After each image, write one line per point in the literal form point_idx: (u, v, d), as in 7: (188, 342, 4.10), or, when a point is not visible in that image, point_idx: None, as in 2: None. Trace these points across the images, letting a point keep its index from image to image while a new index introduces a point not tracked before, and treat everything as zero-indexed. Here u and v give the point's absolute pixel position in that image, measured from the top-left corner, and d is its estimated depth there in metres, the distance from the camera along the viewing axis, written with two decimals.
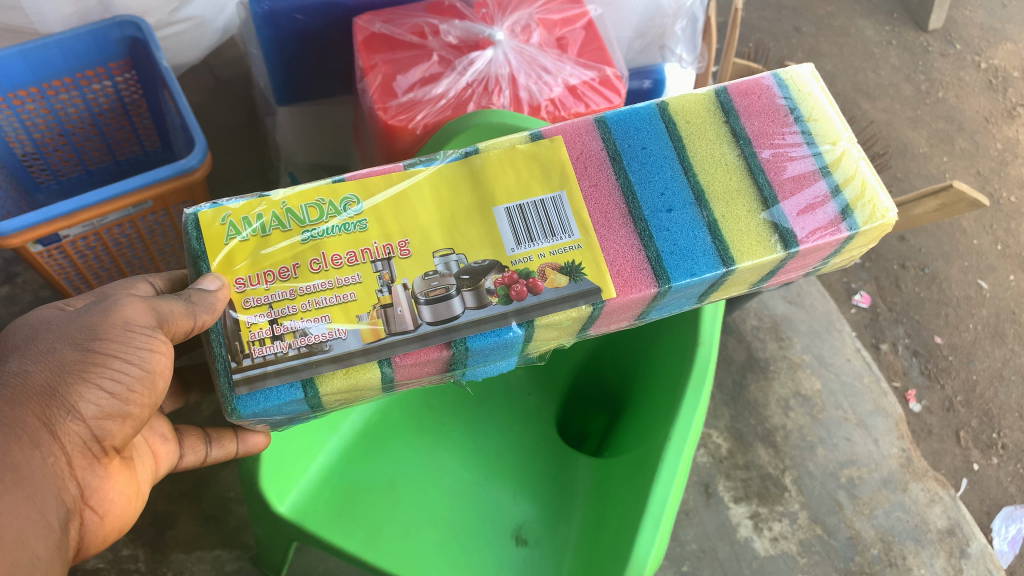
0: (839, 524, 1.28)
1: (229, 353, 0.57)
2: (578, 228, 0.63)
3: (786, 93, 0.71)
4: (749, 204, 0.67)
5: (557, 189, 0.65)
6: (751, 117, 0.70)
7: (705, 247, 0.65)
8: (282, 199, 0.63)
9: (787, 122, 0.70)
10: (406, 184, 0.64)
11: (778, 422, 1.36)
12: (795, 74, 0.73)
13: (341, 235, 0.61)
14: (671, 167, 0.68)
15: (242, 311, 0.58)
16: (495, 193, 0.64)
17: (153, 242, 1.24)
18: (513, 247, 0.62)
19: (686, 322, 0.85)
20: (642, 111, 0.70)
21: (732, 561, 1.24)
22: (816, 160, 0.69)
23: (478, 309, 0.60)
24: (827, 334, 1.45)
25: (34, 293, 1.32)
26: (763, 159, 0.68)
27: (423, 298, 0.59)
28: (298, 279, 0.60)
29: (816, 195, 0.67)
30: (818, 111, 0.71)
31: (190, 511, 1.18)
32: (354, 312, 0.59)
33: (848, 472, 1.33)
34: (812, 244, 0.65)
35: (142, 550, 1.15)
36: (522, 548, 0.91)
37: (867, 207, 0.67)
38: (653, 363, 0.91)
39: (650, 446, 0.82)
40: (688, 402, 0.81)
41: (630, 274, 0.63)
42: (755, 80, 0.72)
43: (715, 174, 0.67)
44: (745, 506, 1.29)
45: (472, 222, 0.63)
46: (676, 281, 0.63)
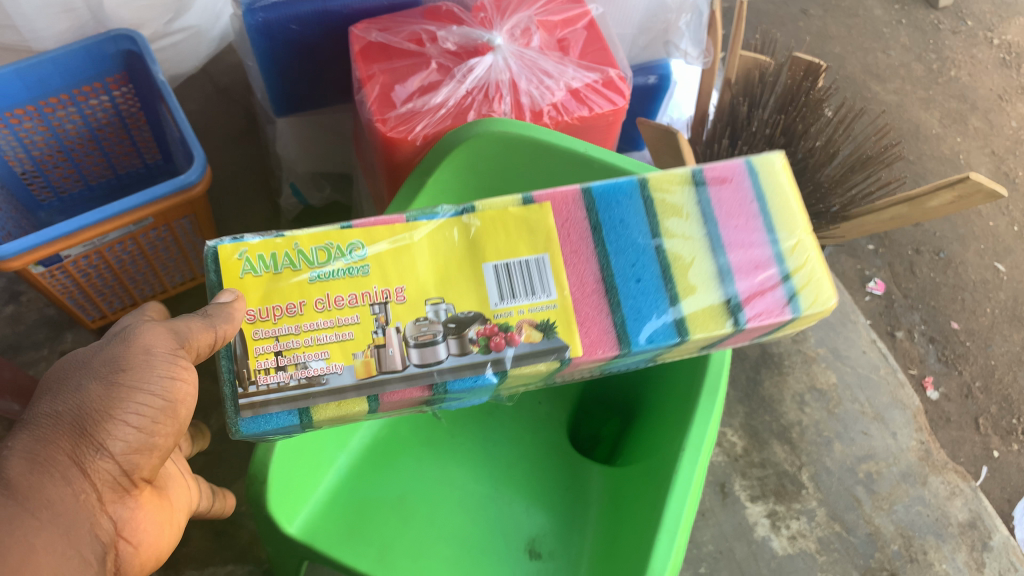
0: (858, 521, 1.26)
1: (234, 378, 0.56)
2: (555, 287, 0.61)
3: (756, 180, 0.67)
4: (711, 297, 0.63)
5: (540, 251, 0.62)
6: (722, 201, 0.66)
7: (668, 324, 0.62)
8: (293, 235, 0.60)
9: (754, 211, 0.66)
10: (416, 232, 0.62)
11: (794, 418, 1.34)
12: (769, 162, 0.68)
13: (342, 275, 0.59)
14: (642, 237, 0.64)
15: (250, 343, 0.57)
16: (484, 245, 0.62)
17: (156, 257, 1.23)
18: (495, 300, 0.60)
19: None
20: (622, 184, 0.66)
21: (749, 561, 1.23)
22: (772, 250, 0.65)
23: (461, 358, 0.59)
24: (842, 327, 1.43)
25: (39, 311, 1.32)
26: (727, 239, 0.65)
27: (410, 342, 0.58)
28: (302, 315, 0.58)
29: (765, 281, 0.64)
30: (781, 198, 0.67)
31: (202, 527, 1.18)
32: (351, 354, 0.57)
33: (866, 466, 1.31)
34: (755, 324, 0.63)
35: (157, 567, 1.15)
36: (536, 562, 0.91)
37: (813, 297, 0.65)
38: (666, 372, 0.89)
39: (662, 460, 0.81)
40: (701, 414, 0.79)
41: (596, 333, 0.61)
42: (732, 165, 0.68)
43: (684, 256, 0.64)
44: (761, 505, 1.27)
45: (456, 276, 0.61)
46: (636, 343, 0.61)
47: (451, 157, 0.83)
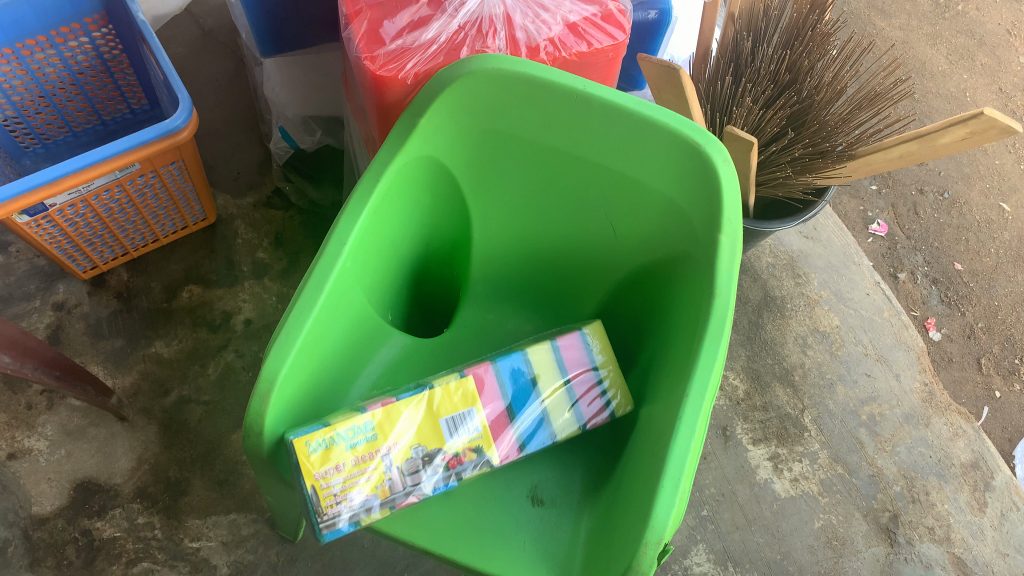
0: (860, 462, 1.26)
1: (312, 512, 0.76)
2: (479, 424, 0.83)
3: (587, 346, 0.89)
4: (568, 415, 0.87)
5: (469, 406, 0.83)
6: (575, 374, 0.88)
7: (540, 417, 0.85)
8: (333, 426, 0.77)
9: (583, 371, 0.88)
10: (406, 417, 0.80)
11: (797, 360, 1.33)
12: (593, 333, 0.90)
13: (362, 443, 0.78)
14: (526, 407, 0.85)
15: (319, 493, 0.76)
16: (436, 407, 0.82)
17: (146, 205, 1.20)
18: (447, 437, 0.81)
19: (704, 271, 0.79)
20: (509, 366, 0.85)
21: (752, 503, 1.22)
22: (601, 391, 0.88)
23: (445, 473, 0.81)
24: (845, 269, 1.42)
25: (29, 262, 1.29)
26: (580, 390, 0.87)
27: (411, 470, 0.80)
28: (345, 467, 0.77)
29: (589, 398, 0.87)
30: (608, 358, 0.89)
31: (203, 477, 1.17)
32: (378, 485, 0.78)
33: (869, 408, 1.30)
34: (589, 414, 0.87)
35: (158, 517, 1.14)
36: (539, 508, 0.89)
37: (620, 397, 0.88)
38: (671, 315, 0.85)
39: (666, 406, 0.79)
40: (705, 359, 0.76)
41: (502, 437, 0.83)
42: (572, 343, 0.89)
43: (547, 399, 0.86)
44: (764, 447, 1.26)
45: (424, 431, 0.81)
46: (528, 443, 0.85)
47: (438, 101, 0.78)
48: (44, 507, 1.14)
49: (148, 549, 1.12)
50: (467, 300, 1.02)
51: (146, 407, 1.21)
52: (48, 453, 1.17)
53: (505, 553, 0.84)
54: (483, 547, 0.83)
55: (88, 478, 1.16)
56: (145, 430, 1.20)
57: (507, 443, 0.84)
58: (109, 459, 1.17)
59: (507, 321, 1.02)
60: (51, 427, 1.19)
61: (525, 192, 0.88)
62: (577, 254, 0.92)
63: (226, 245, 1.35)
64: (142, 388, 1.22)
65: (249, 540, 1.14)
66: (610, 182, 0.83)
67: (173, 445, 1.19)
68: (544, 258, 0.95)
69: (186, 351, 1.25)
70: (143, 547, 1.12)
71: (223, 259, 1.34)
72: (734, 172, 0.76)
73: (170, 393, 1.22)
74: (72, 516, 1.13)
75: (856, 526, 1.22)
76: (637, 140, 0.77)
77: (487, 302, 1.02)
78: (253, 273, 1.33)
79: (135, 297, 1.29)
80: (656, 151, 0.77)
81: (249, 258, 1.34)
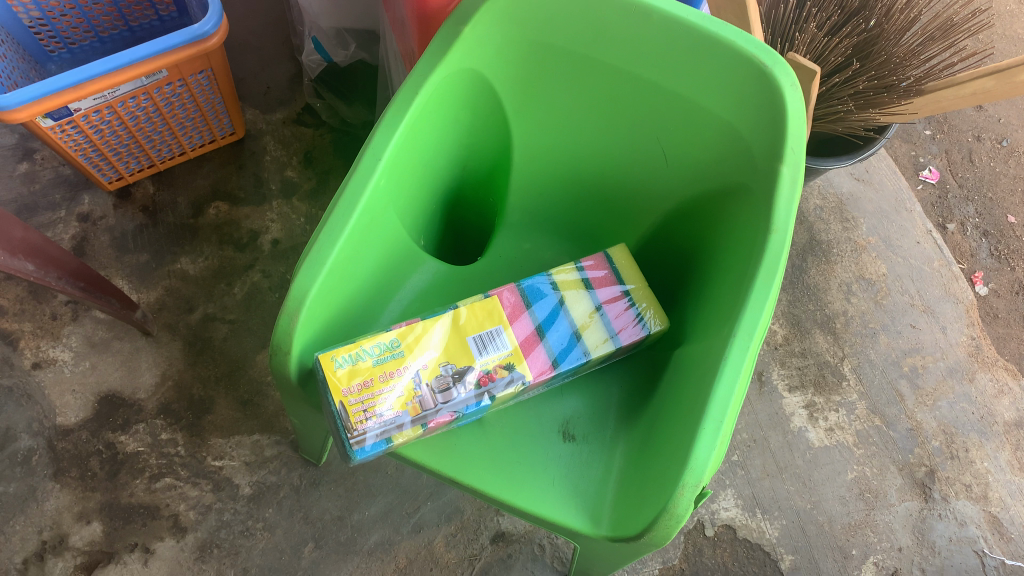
0: (899, 416, 1.22)
1: (342, 427, 0.75)
2: (509, 341, 0.81)
3: (618, 270, 0.86)
4: (600, 332, 0.83)
5: (497, 325, 0.81)
6: (607, 300, 0.85)
7: (571, 337, 0.82)
8: (359, 343, 0.77)
9: (615, 296, 0.85)
10: (432, 334, 0.80)
11: (839, 308, 1.28)
12: (623, 257, 0.87)
13: (390, 359, 0.78)
14: (556, 330, 0.82)
15: (347, 406, 0.75)
16: (463, 325, 0.81)
17: (173, 115, 1.16)
18: (477, 355, 0.79)
19: (761, 203, 0.74)
20: (535, 290, 0.84)
21: (784, 451, 1.20)
22: (633, 307, 0.84)
23: (477, 390, 0.78)
24: (896, 215, 1.35)
25: (54, 170, 1.26)
26: (612, 313, 0.84)
27: (441, 387, 0.78)
28: (373, 382, 0.76)
29: (624, 319, 0.84)
30: (640, 281, 0.86)
31: (227, 396, 1.16)
32: (408, 401, 0.77)
33: (912, 360, 1.25)
34: (625, 334, 0.83)
35: (182, 434, 1.13)
36: (570, 444, 0.86)
37: (655, 311, 0.84)
38: (720, 251, 0.80)
39: (712, 344, 0.75)
40: (756, 298, 0.71)
41: (534, 360, 0.80)
42: (603, 271, 0.86)
43: (578, 319, 0.83)
44: (800, 395, 1.23)
45: (452, 347, 0.79)
46: (562, 363, 0.81)
47: (484, 8, 0.73)
48: (68, 419, 1.13)
49: (171, 465, 1.12)
50: (503, 227, 0.98)
51: (171, 323, 1.19)
52: (72, 365, 1.16)
53: (534, 487, 0.81)
54: (513, 479, 0.81)
55: (112, 392, 1.15)
56: (170, 347, 1.18)
57: (539, 360, 0.81)
58: (134, 373, 1.16)
59: (543, 252, 0.98)
60: (76, 338, 1.18)
61: (572, 112, 0.82)
62: (622, 182, 0.87)
63: (254, 162, 1.31)
64: (167, 304, 1.20)
65: (271, 461, 1.13)
66: (664, 104, 0.77)
67: (197, 363, 1.17)
68: (587, 185, 0.90)
69: (212, 268, 1.23)
70: (166, 463, 1.12)
71: (251, 175, 1.30)
72: (800, 97, 0.70)
73: (195, 310, 1.20)
74: (96, 428, 1.13)
75: (891, 480, 1.19)
76: (699, 58, 0.71)
77: (524, 231, 0.98)
78: (281, 191, 1.30)
79: (161, 212, 1.26)
80: (718, 72, 0.72)
81: (277, 175, 1.31)
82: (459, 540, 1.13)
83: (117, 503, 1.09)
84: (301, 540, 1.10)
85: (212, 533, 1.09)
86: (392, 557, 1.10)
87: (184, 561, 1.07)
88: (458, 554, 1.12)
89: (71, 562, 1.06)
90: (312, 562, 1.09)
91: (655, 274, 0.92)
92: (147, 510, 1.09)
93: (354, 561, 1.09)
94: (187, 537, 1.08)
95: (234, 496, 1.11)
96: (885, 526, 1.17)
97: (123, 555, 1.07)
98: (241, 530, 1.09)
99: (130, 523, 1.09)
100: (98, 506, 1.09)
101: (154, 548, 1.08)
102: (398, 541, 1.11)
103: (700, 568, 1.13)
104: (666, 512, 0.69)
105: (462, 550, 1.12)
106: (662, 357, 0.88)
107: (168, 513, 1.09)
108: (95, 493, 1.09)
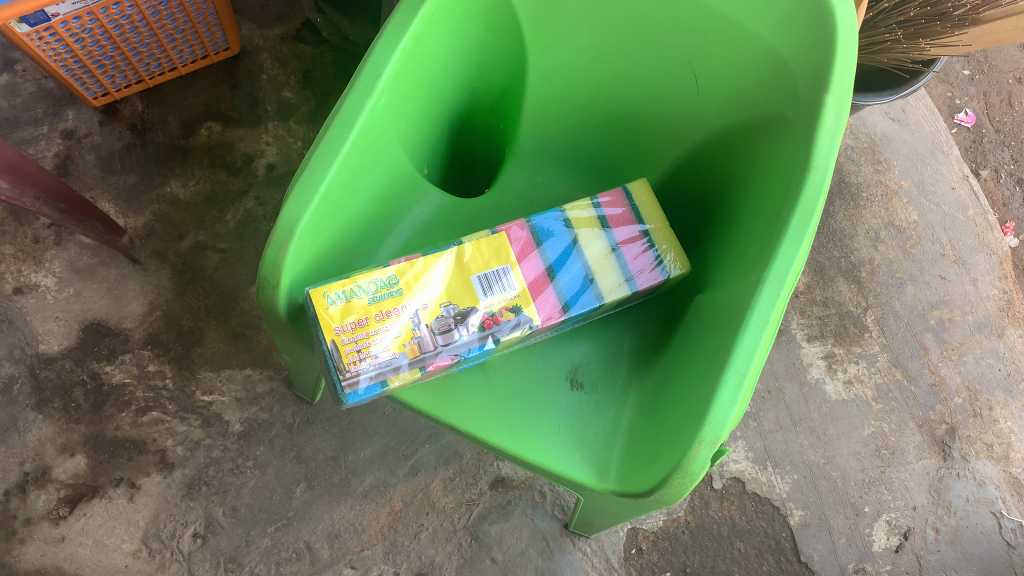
0: (922, 370, 1.17)
1: (333, 368, 0.69)
2: (517, 282, 0.74)
3: (637, 209, 0.79)
4: (616, 276, 0.77)
5: (504, 264, 0.75)
6: (624, 241, 0.78)
7: (584, 280, 0.76)
8: (353, 278, 0.71)
9: (634, 237, 0.78)
10: (434, 271, 0.73)
11: (865, 256, 1.21)
12: (643, 194, 0.80)
13: (387, 298, 0.71)
14: (568, 273, 0.76)
15: (340, 347, 0.69)
16: (467, 262, 0.74)
17: (161, 26, 1.08)
18: (481, 295, 0.73)
19: (800, 136, 0.67)
20: (547, 228, 0.77)
21: (799, 404, 1.14)
22: (651, 249, 0.78)
23: (481, 333, 0.73)
24: (932, 159, 1.27)
25: (36, 84, 1.18)
26: (630, 255, 0.77)
27: (442, 329, 0.72)
28: (368, 322, 0.70)
29: (642, 263, 0.77)
30: (661, 221, 0.79)
31: (218, 328, 1.11)
32: (405, 343, 0.71)
33: (939, 313, 1.19)
34: (642, 280, 0.77)
35: (170, 367, 1.09)
36: (578, 392, 0.80)
37: (676, 255, 0.78)
38: (752, 188, 0.73)
39: (740, 291, 0.68)
40: (789, 241, 0.64)
41: (544, 304, 0.74)
42: (621, 209, 0.79)
43: (592, 260, 0.77)
44: (819, 345, 1.17)
45: (455, 287, 0.73)
46: (573, 309, 0.75)
47: None
48: (52, 346, 1.08)
49: (159, 399, 1.07)
50: (514, 157, 0.90)
51: (159, 251, 1.13)
52: (55, 291, 1.10)
53: (538, 437, 0.76)
54: (515, 428, 0.75)
55: (97, 321, 1.09)
56: (158, 275, 1.12)
57: (548, 303, 0.74)
58: (120, 302, 1.10)
59: (556, 186, 0.91)
60: (59, 263, 1.11)
61: (596, 28, 0.74)
62: (647, 111, 0.79)
63: (250, 80, 1.23)
64: (155, 231, 1.14)
65: (263, 398, 1.09)
66: (700, 23, 0.69)
67: (187, 293, 1.12)
68: (607, 113, 0.82)
69: (204, 194, 1.16)
70: (153, 396, 1.08)
71: (246, 95, 1.22)
72: (853, 17, 0.63)
73: (185, 238, 1.14)
74: (80, 358, 1.08)
75: (909, 437, 1.14)
76: None
77: (536, 162, 0.90)
78: (278, 113, 1.22)
79: (150, 131, 1.18)
80: None
81: (274, 96, 1.22)
82: (457, 485, 1.08)
83: (103, 436, 1.06)
84: (293, 480, 1.06)
85: (201, 470, 1.06)
86: (387, 500, 1.07)
87: (172, 497, 1.05)
88: (455, 499, 1.08)
89: (55, 495, 1.03)
90: (303, 503, 1.05)
91: (676, 214, 0.85)
92: (133, 444, 1.06)
93: (347, 503, 1.06)
94: (175, 474, 1.05)
95: (223, 433, 1.07)
96: (900, 484, 1.12)
97: (108, 490, 1.04)
98: (230, 468, 1.06)
99: (115, 458, 1.05)
100: (82, 438, 1.05)
101: (141, 484, 1.05)
102: (394, 483, 1.07)
103: (705, 522, 1.09)
104: (679, 470, 0.64)
105: (459, 495, 1.08)
106: (681, 302, 0.81)
107: (155, 449, 1.06)
108: (79, 425, 1.06)
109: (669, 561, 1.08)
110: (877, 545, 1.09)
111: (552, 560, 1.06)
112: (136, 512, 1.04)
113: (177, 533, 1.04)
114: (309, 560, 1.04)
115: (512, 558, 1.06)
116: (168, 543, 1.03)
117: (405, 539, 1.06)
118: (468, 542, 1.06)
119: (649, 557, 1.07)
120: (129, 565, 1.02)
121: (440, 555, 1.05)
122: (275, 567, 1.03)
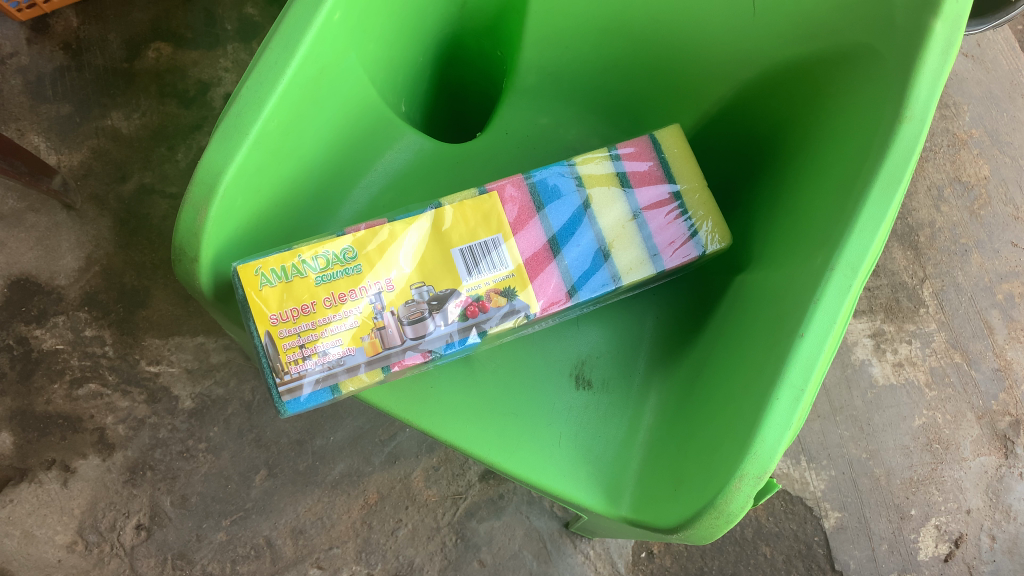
0: (984, 352, 1.02)
1: (268, 368, 0.51)
2: (512, 259, 0.55)
3: (667, 164, 0.59)
4: (637, 251, 0.57)
5: (495, 235, 0.55)
6: (650, 207, 0.58)
7: (596, 256, 0.57)
8: (296, 250, 0.52)
9: (664, 201, 0.58)
10: (404, 242, 0.54)
11: (925, 218, 1.05)
12: (677, 140, 0.60)
13: (338, 277, 0.52)
14: (576, 248, 0.56)
15: (276, 342, 0.51)
16: (447, 231, 0.55)
17: None
18: (464, 277, 0.54)
19: (898, 62, 0.46)
20: (549, 188, 0.57)
21: (840, 389, 1.00)
22: (684, 218, 0.58)
23: (462, 324, 0.54)
24: (1009, 104, 1.08)
25: None
26: (658, 226, 0.58)
27: (412, 318, 0.53)
28: (314, 309, 0.51)
29: (675, 237, 0.58)
30: (697, 181, 0.59)
31: (166, 287, 0.95)
32: (363, 335, 0.52)
33: (1008, 286, 1.03)
34: (672, 259, 0.57)
35: (110, 332, 0.93)
36: (585, 392, 0.63)
37: (716, 225, 0.58)
38: (818, 141, 0.54)
39: (799, 276, 0.48)
40: (868, 215, 0.44)
41: (547, 289, 0.55)
42: (647, 168, 0.59)
43: (607, 231, 0.57)
44: (867, 321, 1.02)
45: (430, 263, 0.54)
46: (583, 294, 0.56)
47: None
48: None
49: (97, 369, 0.92)
50: (512, 93, 0.72)
51: (98, 195, 0.96)
52: None
53: (533, 447, 0.58)
54: (507, 435, 0.58)
55: (25, 277, 0.94)
56: (96, 224, 0.96)
57: (551, 285, 0.56)
58: (52, 255, 0.94)
59: (565, 131, 0.72)
60: None
61: None
62: (686, 40, 0.61)
63: None
64: (94, 170, 0.97)
65: (218, 370, 0.93)
66: None
67: (130, 245, 0.95)
68: (634, 41, 0.63)
69: (150, 128, 0.99)
70: (91, 366, 0.92)
71: (202, 10, 1.03)
72: None
73: (129, 179, 0.97)
74: (6, 319, 0.93)
75: (966, 429, 1.00)
76: None
77: (539, 101, 0.72)
78: (239, 33, 1.03)
79: (88, 52, 1.00)
80: None
81: (233, 12, 1.03)
82: (442, 476, 0.94)
83: (31, 411, 0.91)
84: (251, 467, 0.92)
85: (146, 453, 0.92)
86: (360, 492, 0.93)
87: (111, 483, 0.91)
88: (439, 492, 0.93)
89: None
90: (263, 493, 0.92)
91: (712, 171, 0.67)
92: (67, 421, 0.91)
93: (314, 494, 0.92)
94: (115, 456, 0.91)
95: (172, 410, 0.92)
96: (953, 484, 0.99)
97: (38, 473, 0.90)
98: (180, 451, 0.92)
99: (46, 436, 0.91)
100: (9, 413, 0.91)
101: (76, 467, 0.91)
102: (368, 473, 0.93)
103: None
104: (712, 510, 0.44)
105: (444, 488, 0.93)
106: (719, 284, 0.63)
107: (93, 427, 0.91)
108: (5, 397, 0.91)
109: (684, 567, 0.94)
110: (923, 553, 0.97)
111: (549, 563, 0.93)
112: (71, 499, 0.90)
113: (118, 525, 0.90)
114: (269, 558, 0.91)
115: (504, 561, 0.92)
116: (107, 536, 0.90)
117: (380, 537, 0.92)
118: (453, 542, 0.92)
119: (661, 561, 0.94)
120: (62, 560, 0.89)
121: (420, 555, 0.92)
122: (230, 565, 0.90)
